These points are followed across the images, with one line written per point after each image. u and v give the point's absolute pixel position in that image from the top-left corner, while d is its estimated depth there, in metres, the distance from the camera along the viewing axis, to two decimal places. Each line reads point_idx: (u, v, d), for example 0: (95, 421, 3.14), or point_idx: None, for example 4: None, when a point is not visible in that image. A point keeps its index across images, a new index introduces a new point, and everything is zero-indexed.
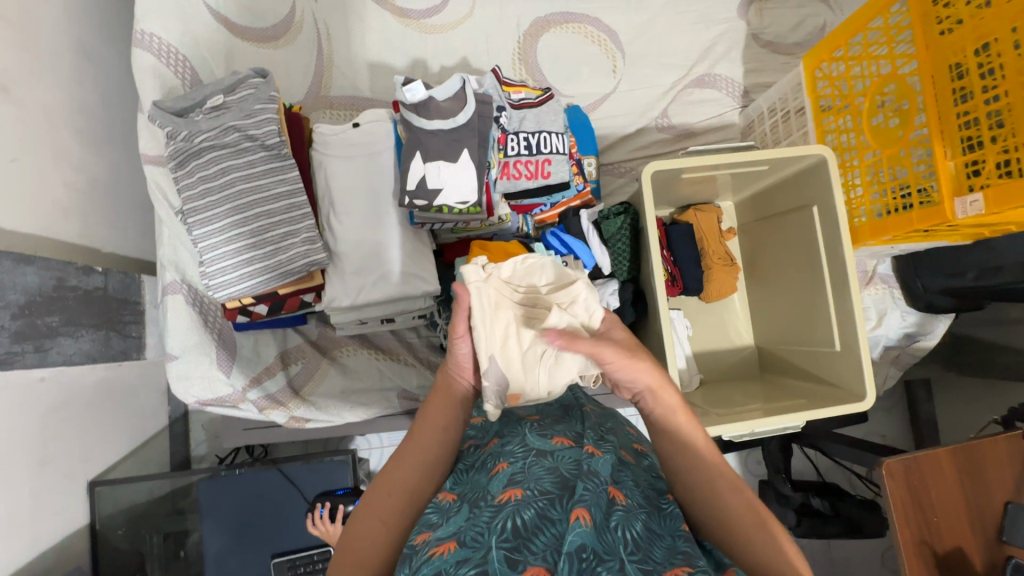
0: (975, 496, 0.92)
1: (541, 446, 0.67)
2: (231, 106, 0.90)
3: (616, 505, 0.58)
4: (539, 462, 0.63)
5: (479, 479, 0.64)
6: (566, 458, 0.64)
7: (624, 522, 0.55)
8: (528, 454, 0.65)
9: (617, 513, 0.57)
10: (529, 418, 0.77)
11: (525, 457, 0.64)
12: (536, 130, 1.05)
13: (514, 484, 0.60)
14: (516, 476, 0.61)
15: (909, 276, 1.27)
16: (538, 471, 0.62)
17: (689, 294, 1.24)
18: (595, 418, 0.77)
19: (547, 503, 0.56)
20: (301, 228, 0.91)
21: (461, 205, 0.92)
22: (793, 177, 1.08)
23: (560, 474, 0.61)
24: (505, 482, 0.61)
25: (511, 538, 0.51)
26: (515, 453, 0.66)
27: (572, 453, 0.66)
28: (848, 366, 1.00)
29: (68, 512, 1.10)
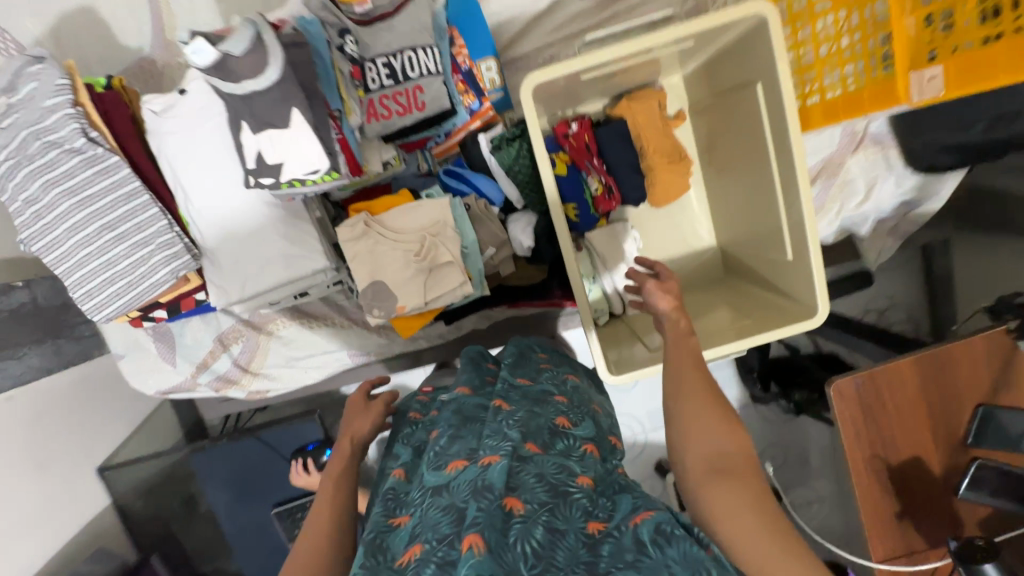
0: (939, 402, 0.83)
1: (436, 483, 0.59)
2: (21, 108, 0.77)
3: (514, 515, 0.54)
4: (434, 503, 0.57)
5: (384, 525, 0.60)
6: (462, 485, 0.57)
7: (523, 536, 0.52)
8: (424, 499, 0.59)
9: (515, 527, 0.52)
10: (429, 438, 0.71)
11: (420, 505, 0.58)
12: (397, 49, 0.84)
13: (416, 537, 0.54)
14: (417, 530, 0.55)
15: (908, 133, 1.03)
16: (433, 513, 0.55)
17: (632, 204, 1.08)
18: (505, 412, 0.69)
19: (444, 551, 0.50)
20: (153, 234, 0.82)
21: (313, 175, 0.78)
22: (737, 44, 0.84)
23: (455, 508, 0.55)
24: (407, 538, 0.55)
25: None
26: (414, 502, 0.60)
27: (466, 475, 0.58)
28: (801, 275, 0.86)
29: (87, 497, 1.25)
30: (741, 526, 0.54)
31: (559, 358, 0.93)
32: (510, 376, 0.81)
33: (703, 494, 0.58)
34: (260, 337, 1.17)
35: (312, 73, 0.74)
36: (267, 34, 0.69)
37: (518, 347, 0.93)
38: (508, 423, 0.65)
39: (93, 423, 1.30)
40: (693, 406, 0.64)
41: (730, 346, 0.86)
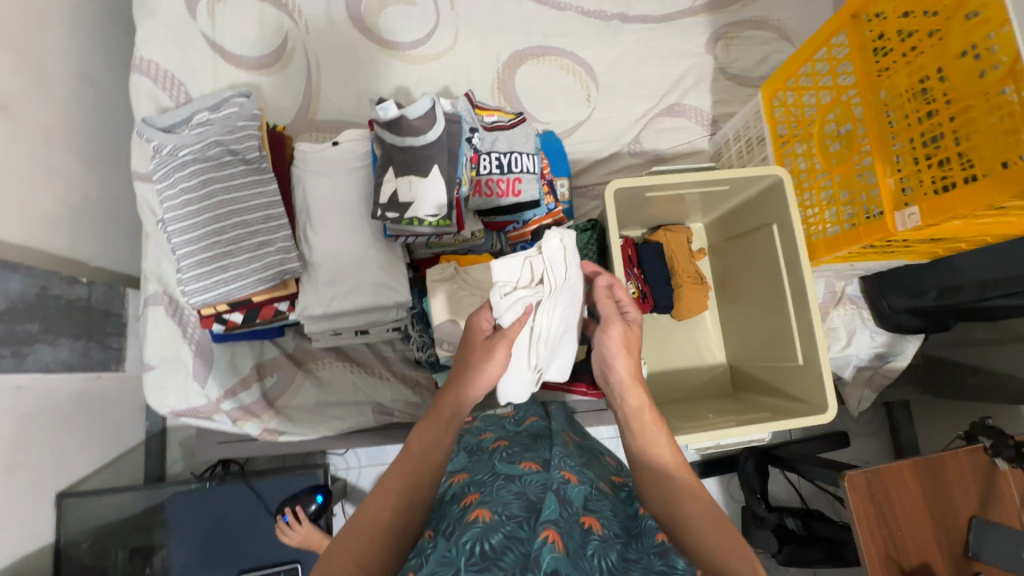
0: (941, 513, 0.92)
1: (509, 472, 0.71)
2: (215, 122, 0.96)
3: (592, 533, 0.61)
4: (506, 487, 0.67)
5: (451, 509, 0.67)
6: (532, 481, 0.68)
7: (601, 550, 0.58)
8: (496, 481, 0.69)
9: (594, 541, 0.59)
10: (498, 445, 0.82)
11: (492, 483, 0.68)
12: (507, 150, 1.10)
13: (483, 505, 0.63)
14: (486, 499, 0.65)
15: (875, 295, 1.29)
16: (506, 495, 0.65)
17: (661, 312, 1.26)
18: (569, 446, 0.80)
19: (515, 525, 0.59)
20: (277, 238, 0.96)
21: (433, 218, 0.95)
22: (756, 197, 1.12)
23: (527, 498, 0.65)
24: (474, 506, 0.64)
25: (479, 560, 0.53)
26: (484, 482, 0.70)
27: (539, 477, 0.69)
28: (812, 378, 1.01)
29: (33, 524, 1.10)
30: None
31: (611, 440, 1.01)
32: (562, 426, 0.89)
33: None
34: (298, 374, 1.21)
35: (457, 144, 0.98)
36: (439, 108, 0.95)
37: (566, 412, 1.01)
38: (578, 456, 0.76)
39: (75, 441, 1.21)
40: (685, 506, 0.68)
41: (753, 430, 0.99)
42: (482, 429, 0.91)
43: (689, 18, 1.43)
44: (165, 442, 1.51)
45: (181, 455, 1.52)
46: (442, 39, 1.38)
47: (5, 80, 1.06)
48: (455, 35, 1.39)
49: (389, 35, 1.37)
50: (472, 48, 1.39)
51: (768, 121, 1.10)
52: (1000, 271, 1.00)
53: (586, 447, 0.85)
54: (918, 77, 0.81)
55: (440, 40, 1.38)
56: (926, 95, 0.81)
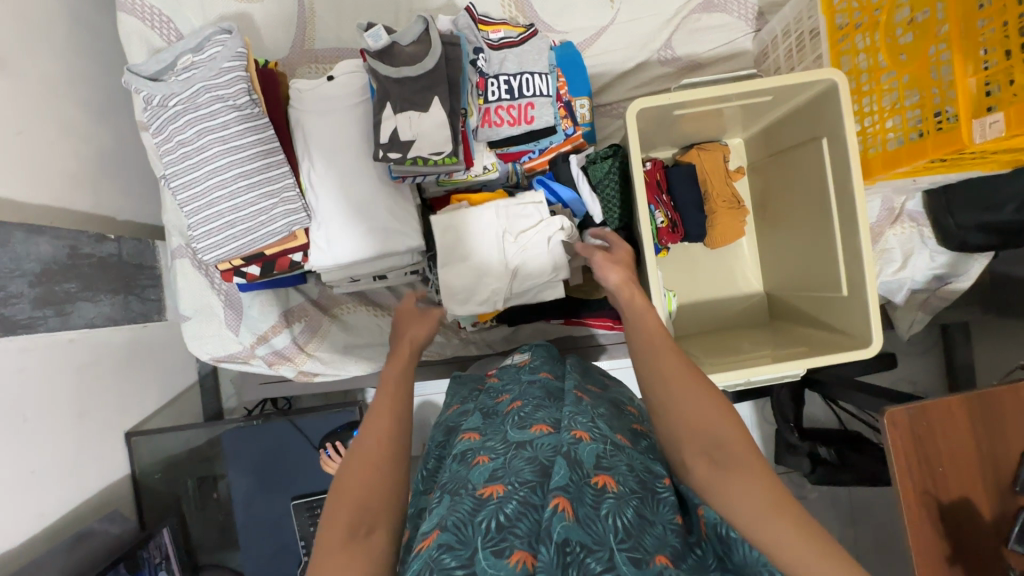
0: (988, 445, 0.86)
1: (520, 438, 0.71)
2: (200, 65, 0.89)
3: (605, 491, 0.64)
4: (518, 455, 0.68)
5: (462, 472, 0.70)
6: (545, 445, 0.69)
7: (615, 509, 0.62)
8: (507, 448, 0.70)
9: (607, 501, 0.63)
10: (512, 406, 0.81)
11: (504, 452, 0.69)
12: (517, 71, 0.99)
13: (496, 478, 0.65)
14: (497, 471, 0.66)
15: (940, 211, 1.15)
16: (518, 463, 0.67)
17: (692, 241, 1.18)
18: (586, 403, 0.80)
19: (529, 491, 0.62)
20: (280, 189, 0.92)
21: (437, 156, 0.88)
22: (804, 107, 0.98)
23: (538, 463, 0.67)
24: (486, 475, 0.66)
25: (496, 534, 0.56)
26: (495, 448, 0.71)
27: (550, 439, 0.70)
28: (855, 309, 0.93)
29: (109, 460, 1.22)
30: (770, 513, 0.57)
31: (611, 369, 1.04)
32: (580, 379, 0.90)
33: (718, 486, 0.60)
34: (324, 320, 1.23)
35: (458, 70, 0.88)
36: (433, 30, 0.82)
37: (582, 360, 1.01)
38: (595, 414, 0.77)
39: (133, 387, 1.30)
40: (679, 397, 0.66)
41: (787, 366, 0.94)
42: (501, 389, 0.90)
43: None
44: (217, 380, 1.61)
45: (233, 392, 1.63)
46: None
47: None
48: None
49: None
50: None
51: (824, 11, 0.92)
52: None
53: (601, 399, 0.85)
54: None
55: None
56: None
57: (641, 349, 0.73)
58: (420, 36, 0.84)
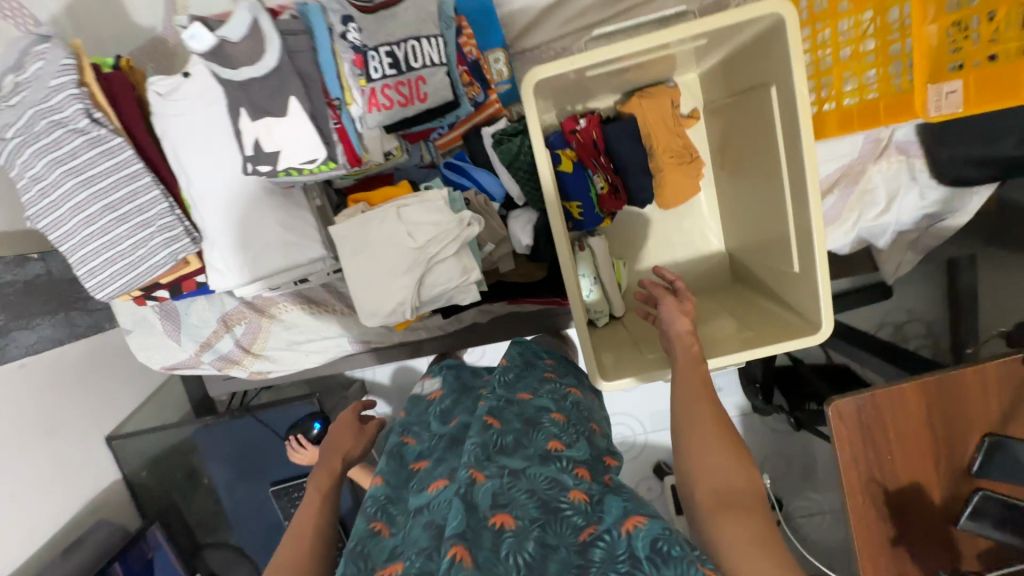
0: (944, 429, 0.79)
1: (419, 504, 0.59)
2: (28, 86, 0.78)
3: (503, 532, 0.52)
4: (417, 520, 0.57)
5: (365, 537, 0.59)
6: (442, 502, 0.57)
7: (513, 549, 0.50)
8: (408, 519, 0.59)
9: (504, 543, 0.50)
10: (416, 468, 0.69)
11: (404, 527, 0.58)
12: (401, 38, 0.82)
13: (396, 557, 0.55)
14: (396, 550, 0.56)
15: (935, 143, 0.97)
16: (415, 529, 0.55)
17: (639, 205, 1.05)
18: (495, 428, 0.66)
19: (423, 560, 0.51)
20: (154, 215, 0.84)
21: (311, 164, 0.78)
22: (754, 42, 0.80)
23: (437, 524, 0.55)
24: (389, 556, 0.56)
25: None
26: (399, 519, 0.61)
27: (449, 491, 0.57)
28: (808, 289, 0.82)
29: (94, 465, 1.29)
30: (750, 551, 0.52)
31: (566, 363, 0.90)
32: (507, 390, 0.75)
33: (709, 521, 0.56)
34: (262, 320, 1.19)
35: (310, 62, 0.74)
36: (261, 20, 0.68)
37: (523, 353, 0.88)
38: (504, 442, 0.63)
39: (103, 394, 1.34)
40: (701, 438, 0.62)
41: (732, 358, 0.84)
42: (405, 427, 0.78)
43: None
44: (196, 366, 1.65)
45: None
46: None
47: None
48: None
49: None
50: None
51: None
52: None
53: (519, 416, 0.69)
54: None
55: None
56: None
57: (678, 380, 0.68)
58: (250, 28, 0.69)
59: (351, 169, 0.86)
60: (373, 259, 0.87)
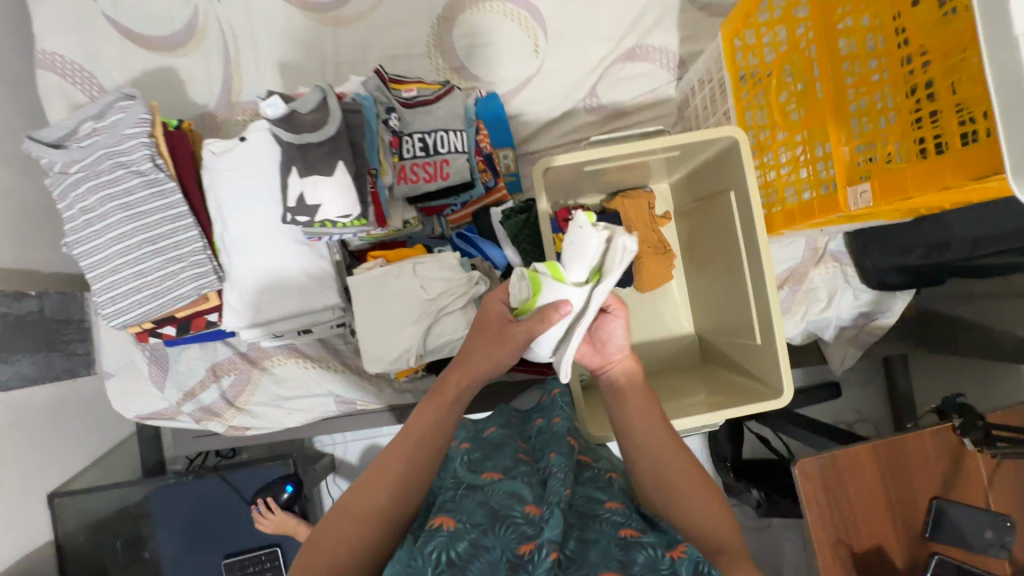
0: (897, 491, 0.88)
1: (472, 480, 0.68)
2: (102, 131, 0.88)
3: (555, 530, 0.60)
4: (471, 495, 0.65)
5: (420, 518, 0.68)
6: (499, 490, 0.65)
7: (577, 551, 0.58)
8: (457, 491, 0.67)
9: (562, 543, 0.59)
10: (460, 446, 0.77)
11: (454, 492, 0.66)
12: (432, 129, 1.00)
13: (447, 512, 0.63)
14: (449, 505, 0.65)
15: (860, 253, 1.18)
16: (469, 502, 0.64)
17: (620, 285, 1.19)
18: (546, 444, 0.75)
19: (479, 534, 0.59)
20: (188, 252, 0.91)
21: (344, 218, 0.88)
22: (713, 159, 1.01)
23: (491, 506, 0.63)
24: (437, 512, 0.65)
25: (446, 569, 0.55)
26: (445, 488, 0.69)
27: (504, 485, 0.66)
28: (769, 360, 0.94)
29: (28, 525, 1.17)
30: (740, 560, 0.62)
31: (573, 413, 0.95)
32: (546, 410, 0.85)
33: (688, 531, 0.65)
34: (253, 372, 1.21)
35: (362, 134, 0.89)
36: (331, 99, 0.84)
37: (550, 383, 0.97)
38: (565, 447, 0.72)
39: (58, 445, 1.26)
40: (684, 482, 0.68)
41: (703, 417, 0.95)
42: None
43: None
44: (156, 428, 1.59)
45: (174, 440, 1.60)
46: None
47: None
48: None
49: None
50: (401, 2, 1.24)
51: (729, 69, 0.96)
52: (1008, 225, 0.90)
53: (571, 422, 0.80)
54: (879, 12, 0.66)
55: None
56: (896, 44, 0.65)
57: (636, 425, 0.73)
58: (319, 104, 0.86)
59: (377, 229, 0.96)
60: (389, 312, 0.95)
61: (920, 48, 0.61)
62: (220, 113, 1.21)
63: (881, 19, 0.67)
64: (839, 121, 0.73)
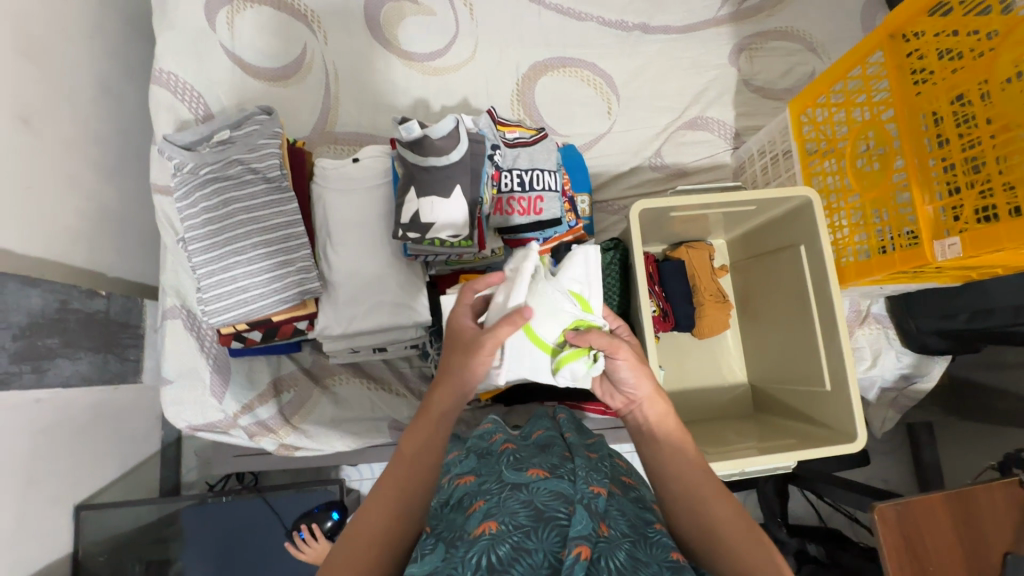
0: (973, 544, 0.89)
1: (517, 480, 0.68)
2: (237, 140, 0.94)
3: (601, 534, 0.59)
4: (515, 495, 0.65)
5: (457, 517, 0.66)
6: (543, 490, 0.65)
7: (609, 551, 0.56)
8: (503, 489, 0.67)
9: (602, 542, 0.58)
10: (505, 448, 0.79)
11: (499, 492, 0.66)
12: (529, 167, 1.08)
13: (490, 517, 0.62)
14: (492, 510, 0.63)
15: (902, 316, 1.27)
16: (514, 503, 0.63)
17: (682, 330, 1.24)
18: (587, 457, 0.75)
19: (522, 536, 0.58)
20: (297, 257, 0.94)
21: (454, 238, 0.94)
22: (781, 216, 1.10)
23: (535, 507, 0.62)
24: (482, 518, 0.63)
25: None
26: (491, 490, 0.68)
27: (549, 484, 0.66)
28: (841, 406, 0.99)
29: (51, 538, 1.10)
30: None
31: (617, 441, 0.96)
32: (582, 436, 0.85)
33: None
34: (315, 390, 1.21)
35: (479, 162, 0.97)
36: (461, 128, 0.93)
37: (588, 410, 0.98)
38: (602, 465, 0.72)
39: (91, 453, 1.21)
40: (728, 530, 0.63)
41: (779, 457, 0.98)
42: (493, 431, 0.88)
43: (713, 29, 1.42)
44: (180, 450, 1.53)
45: (196, 463, 1.54)
46: (462, 51, 1.37)
47: (31, 95, 1.05)
48: (475, 46, 1.37)
49: (408, 47, 1.36)
50: (492, 60, 1.37)
51: (796, 138, 1.07)
52: None
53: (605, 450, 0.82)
54: (954, 94, 0.80)
55: (460, 51, 1.37)
56: (973, 119, 0.79)
57: (670, 468, 0.69)
58: (450, 132, 0.93)
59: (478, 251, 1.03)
60: None
61: (999, 119, 0.74)
62: (315, 140, 1.30)
63: (965, 101, 0.79)
64: (923, 184, 0.84)
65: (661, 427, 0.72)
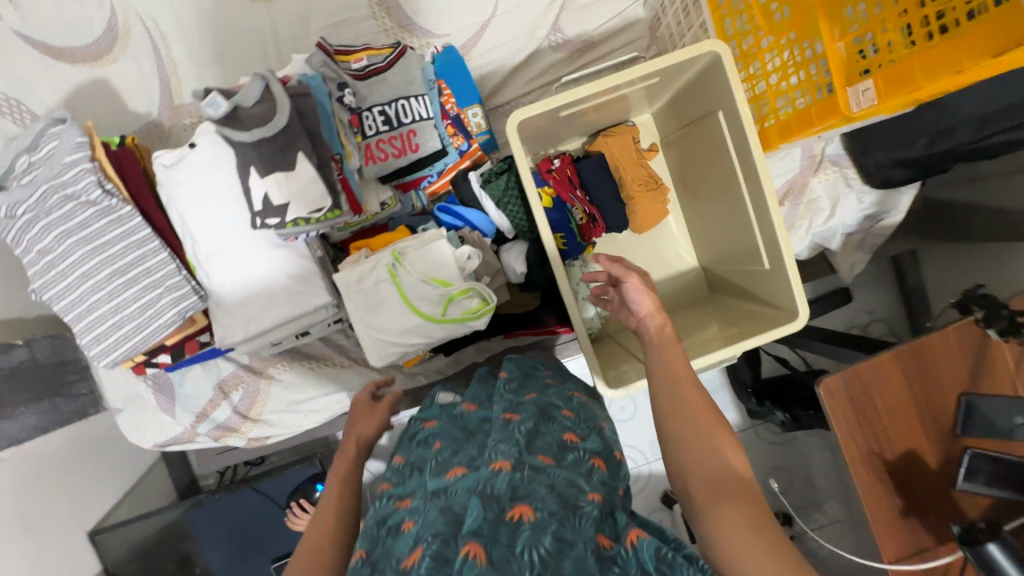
0: (925, 394, 0.86)
1: (435, 485, 0.63)
2: (40, 164, 0.81)
3: (522, 523, 0.55)
4: (433, 501, 0.60)
5: (386, 538, 0.61)
6: (458, 489, 0.61)
7: (530, 542, 0.52)
8: (424, 501, 0.62)
9: (522, 534, 0.53)
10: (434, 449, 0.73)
11: (421, 504, 0.61)
12: (391, 99, 0.93)
13: (411, 540, 0.57)
14: (413, 526, 0.58)
15: (859, 153, 1.12)
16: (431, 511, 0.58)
17: (615, 232, 1.14)
18: (507, 429, 0.70)
19: (441, 548, 0.52)
20: (162, 276, 0.86)
21: (317, 213, 0.83)
22: (695, 79, 0.94)
23: (451, 510, 0.58)
24: (405, 538, 0.58)
25: None
26: (415, 504, 0.63)
27: (465, 483, 0.61)
28: (780, 283, 0.91)
29: (75, 566, 1.19)
30: (748, 552, 0.51)
31: (568, 378, 0.93)
32: (514, 396, 0.81)
33: (706, 514, 0.55)
34: (260, 382, 1.19)
35: (318, 117, 0.83)
36: (275, 86, 0.77)
37: (521, 366, 0.93)
38: (516, 435, 0.68)
39: (84, 486, 1.26)
40: (691, 425, 0.63)
41: (721, 354, 0.91)
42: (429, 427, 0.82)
43: None
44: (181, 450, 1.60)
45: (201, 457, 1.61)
46: None
47: None
48: None
49: None
50: None
51: None
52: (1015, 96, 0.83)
53: (532, 409, 0.76)
54: None
55: None
56: None
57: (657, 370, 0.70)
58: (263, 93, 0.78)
59: (353, 215, 0.91)
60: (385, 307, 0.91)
61: None
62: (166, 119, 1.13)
63: None
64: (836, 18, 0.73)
65: (662, 334, 0.74)
